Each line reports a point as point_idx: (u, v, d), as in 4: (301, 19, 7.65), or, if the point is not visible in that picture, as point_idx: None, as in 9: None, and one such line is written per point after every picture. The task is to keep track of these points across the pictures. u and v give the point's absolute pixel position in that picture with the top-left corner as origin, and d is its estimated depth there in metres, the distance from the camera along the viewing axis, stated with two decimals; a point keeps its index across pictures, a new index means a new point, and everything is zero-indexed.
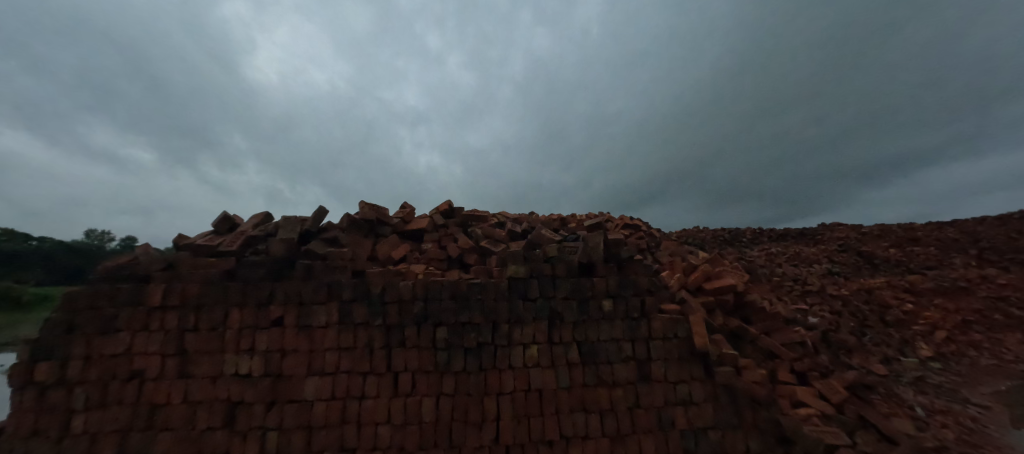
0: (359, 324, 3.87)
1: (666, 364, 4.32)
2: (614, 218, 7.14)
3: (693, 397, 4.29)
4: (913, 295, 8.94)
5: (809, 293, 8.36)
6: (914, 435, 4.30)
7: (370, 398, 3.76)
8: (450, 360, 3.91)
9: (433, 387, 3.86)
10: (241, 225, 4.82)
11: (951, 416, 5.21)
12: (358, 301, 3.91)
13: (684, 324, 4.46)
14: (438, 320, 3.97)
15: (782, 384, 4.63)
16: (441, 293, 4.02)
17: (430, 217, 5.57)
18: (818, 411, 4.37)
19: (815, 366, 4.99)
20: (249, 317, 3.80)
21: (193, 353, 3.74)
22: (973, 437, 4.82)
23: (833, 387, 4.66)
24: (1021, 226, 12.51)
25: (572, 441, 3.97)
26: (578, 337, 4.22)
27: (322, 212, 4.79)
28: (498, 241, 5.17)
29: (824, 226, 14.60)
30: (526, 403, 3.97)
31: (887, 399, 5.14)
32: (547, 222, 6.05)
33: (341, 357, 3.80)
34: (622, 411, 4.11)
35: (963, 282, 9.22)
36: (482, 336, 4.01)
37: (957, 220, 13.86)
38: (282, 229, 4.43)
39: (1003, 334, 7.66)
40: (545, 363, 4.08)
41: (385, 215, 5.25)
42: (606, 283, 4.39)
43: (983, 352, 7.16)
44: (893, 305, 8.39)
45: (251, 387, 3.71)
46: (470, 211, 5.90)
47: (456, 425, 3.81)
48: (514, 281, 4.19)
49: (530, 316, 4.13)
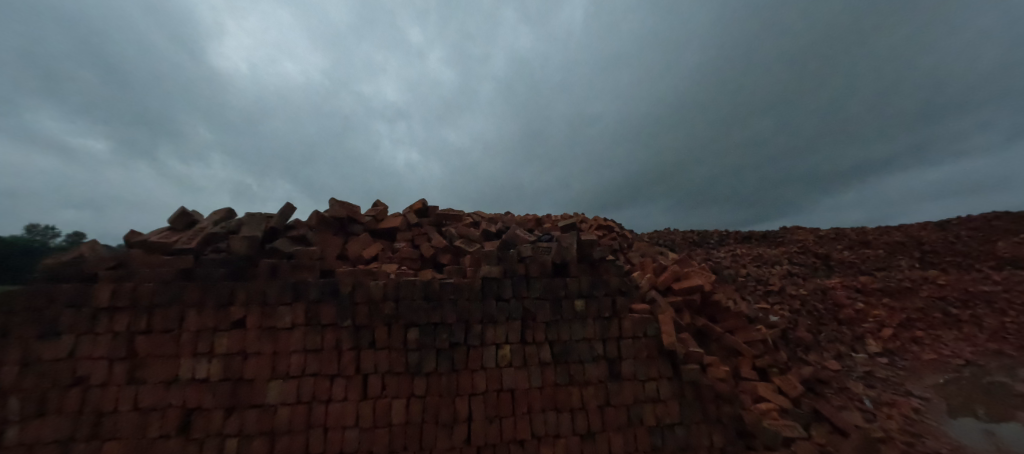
0: (327, 326, 3.75)
1: (636, 363, 4.42)
2: (588, 219, 7.26)
3: (662, 394, 4.40)
4: (864, 295, 9.54)
5: (771, 293, 8.76)
6: (862, 426, 4.61)
7: (338, 401, 3.65)
8: (422, 360, 3.85)
9: (404, 389, 3.79)
10: (200, 222, 4.59)
11: (895, 408, 5.61)
12: (326, 301, 3.79)
13: (653, 323, 4.57)
14: (409, 320, 3.90)
15: (744, 380, 4.85)
16: (413, 293, 3.95)
17: (404, 215, 5.49)
18: (777, 405, 4.60)
19: (775, 362, 5.23)
20: (207, 318, 3.61)
21: (145, 356, 3.52)
22: (915, 427, 5.21)
23: (790, 382, 4.90)
24: (958, 230, 13.57)
25: (543, 440, 3.99)
26: (551, 336, 4.25)
27: (290, 209, 4.63)
28: (472, 241, 5.15)
29: (786, 229, 15.38)
30: (498, 402, 3.96)
31: (839, 392, 5.46)
32: (521, 222, 6.08)
33: (307, 359, 3.67)
34: (593, 409, 4.16)
35: (907, 283, 9.91)
36: (454, 336, 3.97)
37: (903, 225, 14.90)
38: (245, 227, 4.25)
39: (942, 330, 8.30)
40: (517, 363, 4.08)
41: (357, 213, 5.13)
42: (578, 283, 4.45)
43: (924, 347, 7.74)
44: (846, 304, 8.92)
45: (209, 392, 3.53)
46: (445, 210, 5.85)
47: (427, 427, 3.75)
48: (488, 281, 4.17)
49: (503, 316, 4.13)
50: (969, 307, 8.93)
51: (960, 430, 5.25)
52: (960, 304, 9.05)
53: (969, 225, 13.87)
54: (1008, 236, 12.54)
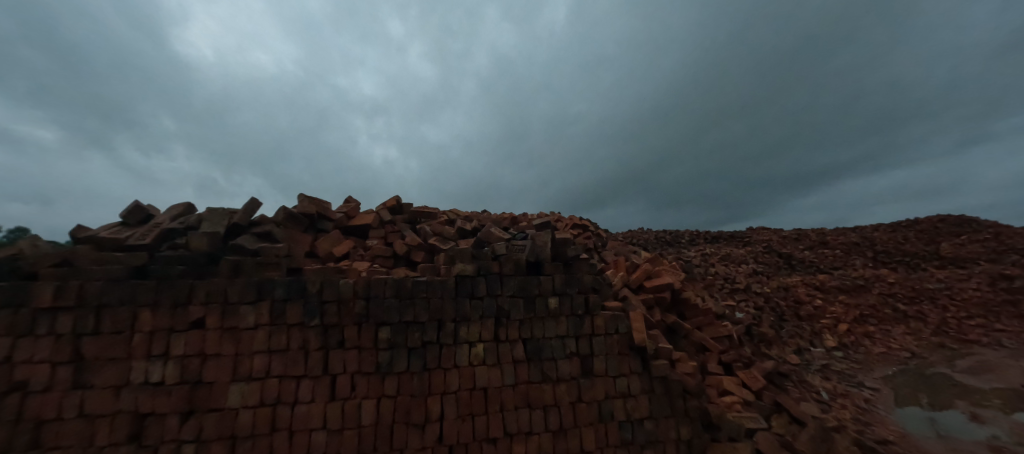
0: (293, 325, 3.62)
1: (607, 359, 4.49)
2: (564, 218, 7.34)
3: (632, 390, 4.49)
4: (822, 292, 10.06)
5: (738, 290, 9.12)
6: (818, 416, 4.87)
7: (305, 403, 3.54)
8: (393, 360, 3.78)
9: (374, 389, 3.71)
10: (156, 217, 4.35)
11: (849, 399, 5.95)
12: (292, 299, 3.65)
13: (625, 321, 4.66)
14: (380, 319, 3.82)
15: (711, 375, 5.04)
16: (384, 291, 3.86)
17: (377, 212, 5.39)
18: (741, 398, 4.80)
19: (739, 357, 5.46)
20: (163, 319, 3.42)
21: (93, 360, 3.29)
22: (866, 416, 5.55)
23: (753, 376, 5.12)
24: (908, 232, 14.53)
25: (516, 437, 3.99)
26: (524, 334, 4.26)
27: (255, 205, 4.44)
28: (447, 239, 5.10)
29: (752, 229, 16.04)
30: (471, 401, 3.93)
31: (799, 384, 5.75)
32: (497, 221, 6.09)
33: (272, 360, 3.53)
34: (565, 406, 4.21)
35: (862, 280, 10.52)
36: (427, 335, 3.91)
37: (859, 226, 15.80)
38: (206, 222, 4.05)
39: (891, 326, 8.88)
40: (490, 361, 4.07)
41: (327, 209, 5.03)
42: (552, 281, 4.48)
43: (875, 341, 8.26)
44: (806, 301, 9.39)
45: (164, 396, 3.34)
46: (419, 207, 5.78)
47: (397, 428, 3.69)
48: (461, 279, 4.14)
49: (476, 314, 4.11)
50: (915, 304, 9.58)
51: (905, 418, 5.63)
52: (907, 300, 9.70)
53: (917, 227, 14.87)
54: (949, 237, 13.53)
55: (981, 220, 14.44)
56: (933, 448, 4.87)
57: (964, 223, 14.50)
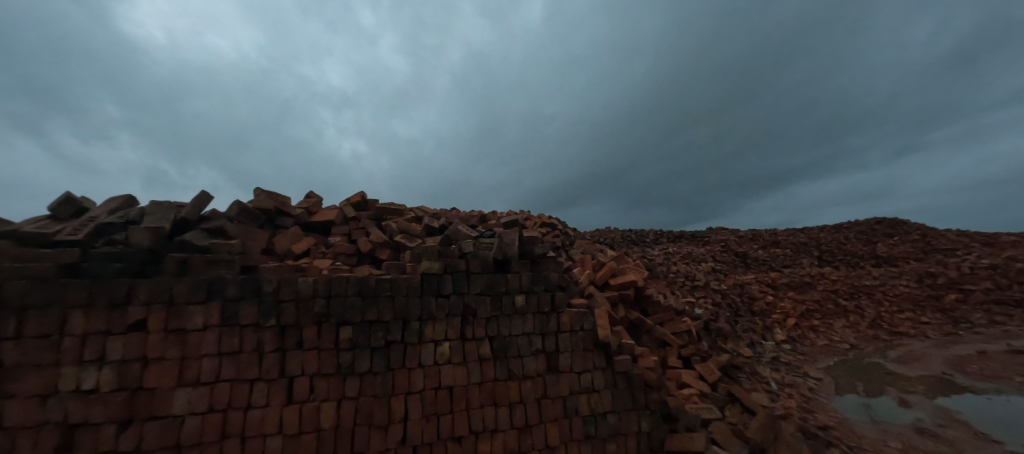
0: (247, 326, 3.44)
1: (573, 356, 4.57)
2: (532, 216, 7.41)
3: (596, 385, 4.59)
4: (774, 288, 10.69)
5: (697, 287, 9.54)
6: (767, 405, 5.20)
7: (258, 407, 3.37)
8: (355, 360, 3.67)
9: (334, 391, 3.59)
10: (91, 210, 4.00)
11: (795, 388, 6.39)
12: (246, 299, 3.46)
13: (589, 317, 4.76)
14: (342, 319, 3.69)
15: (671, 369, 5.28)
16: (346, 289, 3.74)
17: (340, 208, 5.22)
18: (698, 390, 5.05)
19: (697, 351, 5.73)
20: (98, 321, 3.14)
21: (13, 367, 2.97)
22: (809, 404, 5.97)
23: (710, 369, 5.40)
24: (849, 232, 15.71)
25: (481, 435, 3.99)
26: (490, 332, 4.25)
27: (206, 198, 4.18)
28: (414, 236, 5.01)
29: (711, 229, 16.83)
30: (436, 400, 3.89)
31: (751, 376, 6.10)
32: (465, 218, 6.05)
33: (223, 363, 3.34)
34: (531, 403, 4.24)
35: (809, 277, 11.28)
36: (391, 335, 3.82)
37: (807, 227, 16.92)
38: (149, 217, 3.76)
39: (833, 320, 9.59)
40: (456, 359, 4.03)
41: (286, 204, 4.82)
42: (519, 278, 4.50)
43: (819, 335, 8.95)
44: (759, 297, 9.96)
45: (99, 405, 3.08)
46: (385, 204, 5.65)
47: (359, 430, 3.59)
48: (427, 277, 4.07)
49: (442, 312, 4.06)
50: (854, 299, 10.39)
51: (843, 405, 6.10)
52: (847, 296, 10.50)
53: (857, 228, 16.12)
54: (884, 238, 14.77)
55: (911, 223, 15.86)
56: (867, 431, 5.32)
57: (897, 225, 15.86)
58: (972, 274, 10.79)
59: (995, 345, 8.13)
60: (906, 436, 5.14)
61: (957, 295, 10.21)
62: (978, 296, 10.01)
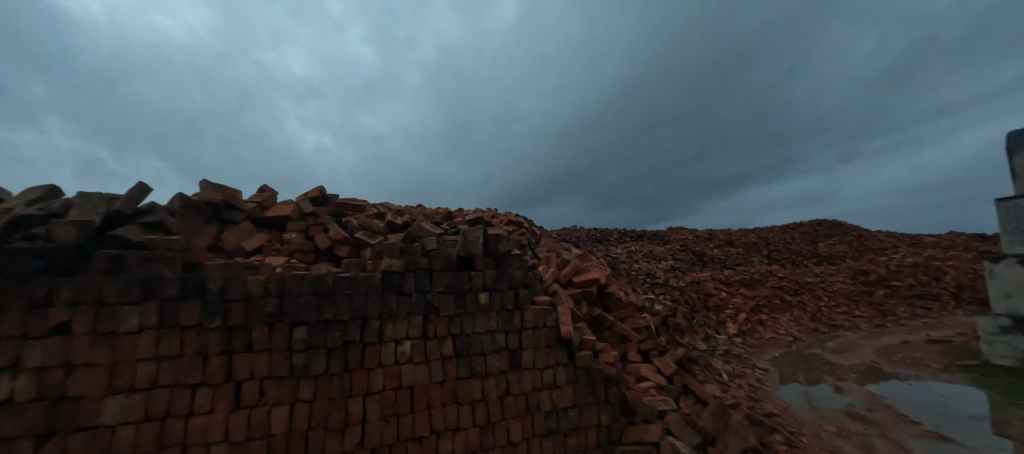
0: (189, 328, 3.21)
1: (535, 352, 4.61)
2: (499, 214, 7.42)
3: (558, 381, 4.65)
4: (728, 284, 11.30)
5: (658, 284, 9.91)
6: (718, 396, 5.49)
7: (201, 414, 3.16)
8: (310, 362, 3.52)
9: (287, 394, 3.43)
10: (5, 201, 3.59)
11: (744, 379, 6.79)
12: (187, 298, 3.23)
13: (552, 314, 4.82)
14: (296, 318, 3.53)
15: (630, 363, 5.46)
16: (301, 288, 3.58)
17: (297, 203, 4.99)
18: (655, 383, 5.24)
19: (655, 346, 5.96)
20: (12, 324, 2.81)
21: None
22: (756, 393, 6.37)
23: (667, 362, 5.62)
24: (795, 233, 16.87)
25: (443, 434, 3.94)
26: (453, 330, 4.21)
27: (145, 190, 3.87)
28: (376, 233, 4.87)
29: (671, 229, 17.54)
30: (396, 401, 3.80)
31: (705, 368, 6.42)
32: (429, 215, 5.96)
33: (161, 368, 3.10)
34: (493, 400, 4.24)
35: (758, 274, 12.01)
36: (349, 334, 3.70)
37: (757, 227, 18.01)
38: (75, 210, 3.43)
39: (779, 314, 10.27)
40: (418, 358, 3.96)
41: (236, 198, 4.54)
42: (483, 276, 4.48)
43: (766, 328, 9.56)
44: (714, 293, 10.49)
45: (11, 418, 2.75)
46: (346, 199, 5.46)
47: (313, 434, 3.45)
48: (388, 275, 3.97)
49: (404, 310, 3.97)
50: (798, 295, 11.17)
51: (787, 393, 6.55)
52: (792, 291, 11.26)
53: (802, 229, 17.33)
54: (824, 239, 15.98)
55: (848, 225, 17.25)
56: (806, 416, 5.74)
57: (836, 226, 17.20)
58: (898, 271, 11.89)
59: (916, 335, 9.00)
60: (840, 420, 5.59)
61: (885, 290, 11.21)
62: (903, 291, 11.05)
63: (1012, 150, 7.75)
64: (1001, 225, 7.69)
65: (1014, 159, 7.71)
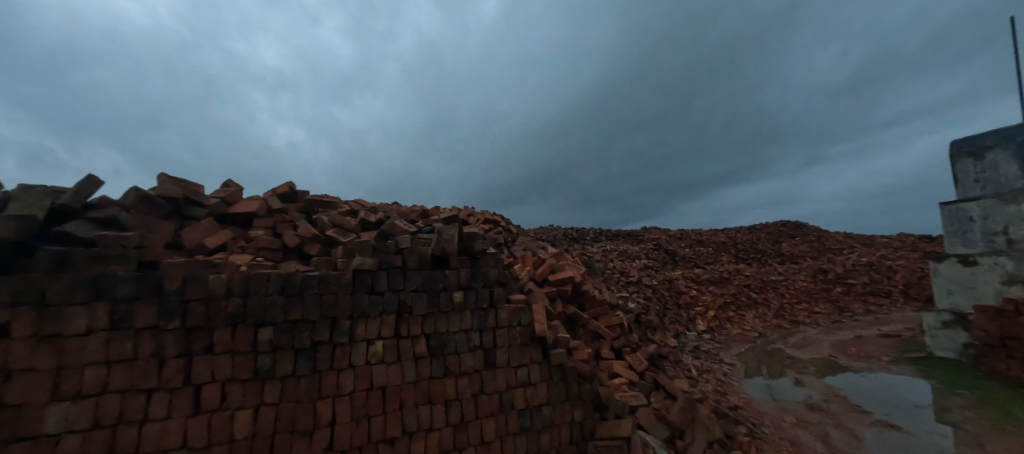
0: (143, 329, 3.04)
1: (510, 350, 4.62)
2: (475, 212, 7.39)
3: (532, 379, 4.68)
4: (698, 282, 11.68)
5: (631, 282, 10.13)
6: (687, 390, 5.67)
7: (157, 420, 3.00)
8: (276, 363, 3.40)
9: (251, 398, 3.30)
10: None
11: (712, 373, 7.04)
12: (142, 298, 3.05)
13: (527, 313, 4.85)
14: (261, 318, 3.40)
15: (604, 360, 5.56)
16: (267, 287, 3.45)
17: (264, 199, 4.81)
18: (627, 379, 5.36)
19: (628, 342, 6.09)
20: None
21: None
22: (723, 387, 6.62)
23: (639, 359, 5.76)
24: (762, 233, 17.61)
25: (415, 435, 3.89)
26: (427, 329, 4.16)
27: (95, 183, 3.64)
28: (348, 231, 4.75)
29: (645, 229, 17.96)
30: (367, 402, 3.72)
31: (675, 364, 6.61)
32: (404, 213, 5.87)
33: (112, 372, 2.91)
34: (467, 399, 4.22)
35: (727, 272, 12.48)
36: (318, 335, 3.59)
37: (726, 228, 18.69)
38: (15, 203, 3.18)
39: (746, 311, 10.71)
40: (390, 358, 3.89)
41: (198, 193, 4.33)
42: (457, 275, 4.45)
43: (733, 325, 9.95)
44: (685, 291, 10.82)
45: None
46: (317, 196, 5.30)
47: (280, 438, 3.35)
48: (360, 273, 3.87)
49: (376, 310, 3.90)
50: (763, 292, 11.66)
51: (751, 386, 6.85)
52: (758, 289, 11.75)
53: (768, 229, 18.11)
54: (788, 239, 16.75)
55: (809, 226, 18.14)
56: (769, 408, 6.02)
57: (799, 227, 18.06)
58: (854, 270, 12.59)
59: (869, 330, 9.57)
60: (800, 411, 5.87)
61: (842, 288, 11.85)
62: (858, 289, 11.72)
63: (954, 157, 8.35)
64: (945, 227, 8.26)
65: (956, 166, 8.30)
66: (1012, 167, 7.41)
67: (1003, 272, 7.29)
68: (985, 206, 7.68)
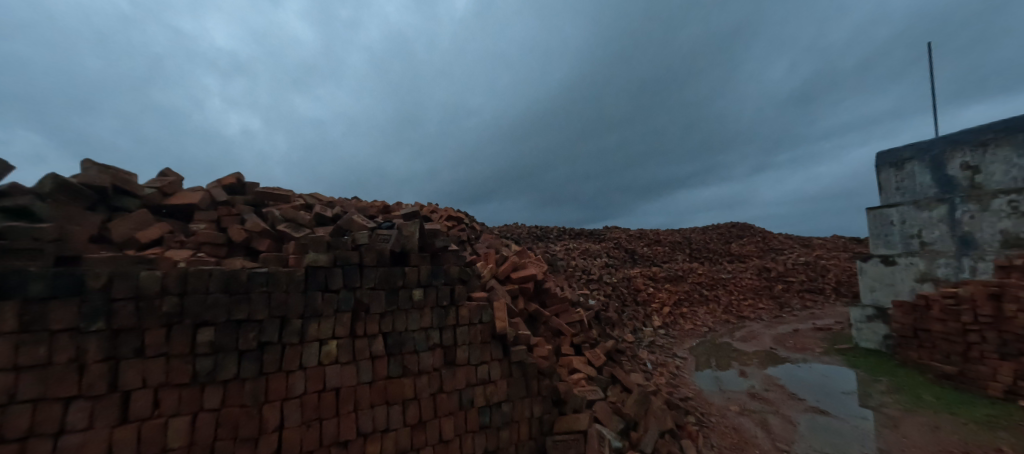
0: (61, 331, 2.73)
1: (470, 348, 4.59)
2: (438, 209, 7.28)
3: (492, 376, 4.68)
4: (655, 280, 12.18)
5: (592, 280, 10.39)
6: (642, 384, 5.89)
7: (77, 432, 2.72)
8: (218, 366, 3.18)
9: (188, 404, 3.07)
10: None
11: (665, 367, 7.37)
12: (60, 298, 2.74)
13: (488, 310, 4.84)
14: (201, 318, 3.17)
15: (563, 356, 5.67)
16: (208, 285, 3.21)
17: (207, 191, 4.48)
18: (585, 374, 5.50)
19: (587, 339, 6.25)
20: None
21: None
22: (675, 380, 6.95)
23: (597, 354, 5.90)
24: (714, 233, 18.64)
25: (370, 437, 3.78)
26: (384, 328, 4.05)
27: (3, 168, 3.23)
28: (302, 225, 4.53)
29: (606, 228, 18.49)
30: (318, 404, 3.57)
31: (632, 359, 6.85)
32: (363, 208, 5.67)
33: (22, 380, 2.59)
34: (425, 398, 4.16)
35: (682, 270, 13.09)
36: (265, 335, 3.39)
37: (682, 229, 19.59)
38: None
39: (698, 307, 11.30)
40: (345, 359, 3.76)
41: (130, 183, 3.96)
42: (417, 272, 4.36)
43: (686, 320, 10.47)
44: (643, 288, 11.24)
45: None
46: (267, 188, 5.01)
47: (221, 445, 3.14)
48: (313, 270, 3.70)
49: (330, 309, 3.74)
50: (714, 289, 12.35)
51: (700, 378, 7.24)
52: (709, 286, 12.43)
53: (719, 230, 19.18)
54: (737, 239, 17.83)
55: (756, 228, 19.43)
56: (716, 398, 6.40)
57: (746, 229, 19.29)
58: (794, 268, 13.61)
59: (805, 324, 10.40)
60: (743, 400, 6.28)
61: (783, 285, 12.78)
62: (797, 286, 12.68)
63: (880, 167, 9.21)
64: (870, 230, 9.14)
65: (880, 175, 9.17)
66: (926, 178, 8.27)
67: (917, 271, 8.16)
68: (903, 212, 8.57)
